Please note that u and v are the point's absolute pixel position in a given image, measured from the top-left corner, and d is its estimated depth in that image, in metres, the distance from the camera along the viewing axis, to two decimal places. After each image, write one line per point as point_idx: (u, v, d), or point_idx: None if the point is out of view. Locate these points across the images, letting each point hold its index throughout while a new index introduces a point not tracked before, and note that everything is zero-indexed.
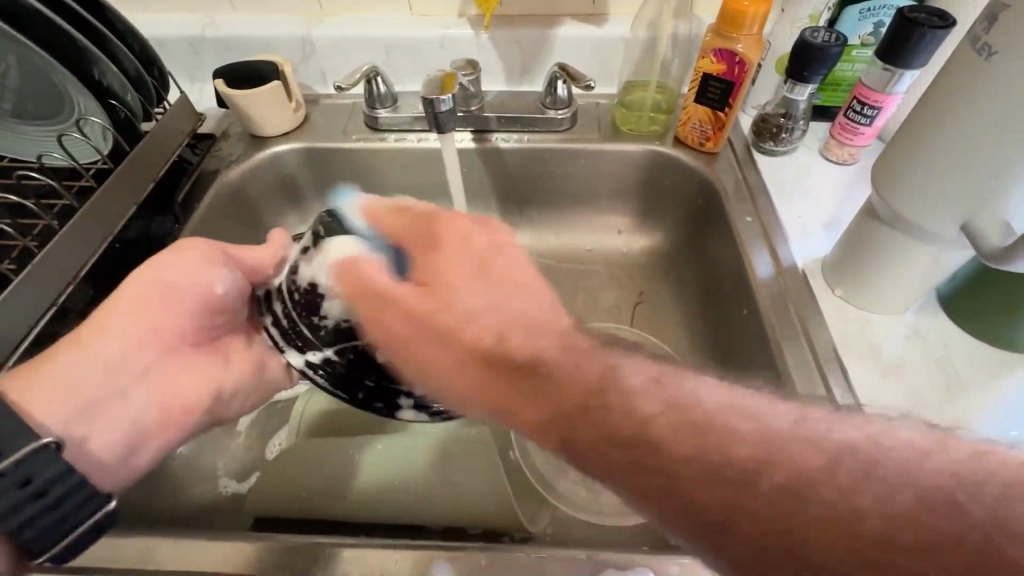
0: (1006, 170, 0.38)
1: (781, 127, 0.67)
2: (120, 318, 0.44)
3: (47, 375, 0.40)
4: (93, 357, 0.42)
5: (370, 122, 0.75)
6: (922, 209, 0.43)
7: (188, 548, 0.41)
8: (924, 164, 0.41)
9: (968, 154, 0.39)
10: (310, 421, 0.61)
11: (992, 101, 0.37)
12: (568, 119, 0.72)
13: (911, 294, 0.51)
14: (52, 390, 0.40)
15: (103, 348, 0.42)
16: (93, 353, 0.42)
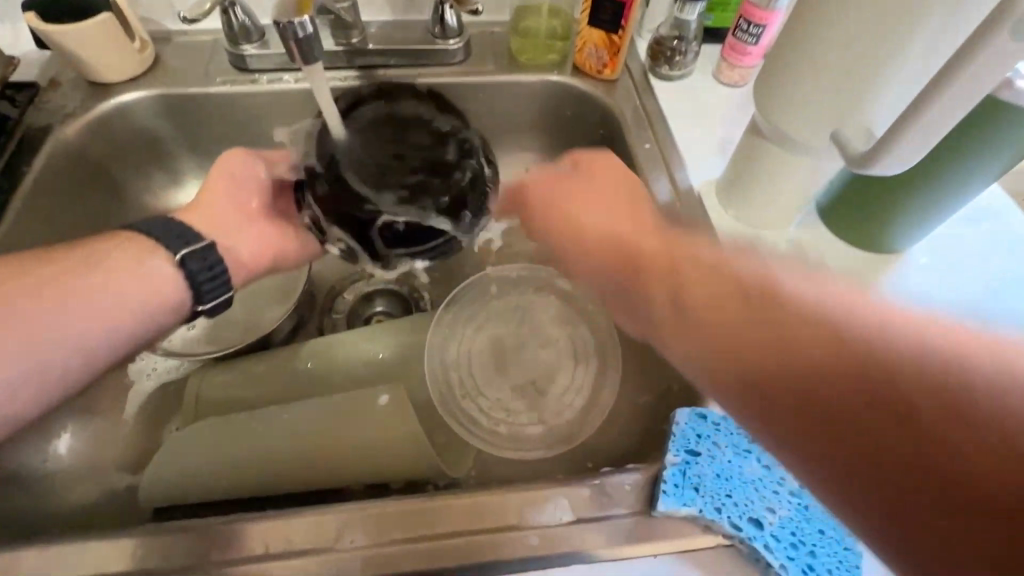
0: (871, 74, 0.39)
1: (675, 50, 0.66)
2: (227, 190, 0.55)
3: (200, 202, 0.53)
4: (217, 207, 0.53)
5: (236, 62, 0.65)
6: (800, 123, 0.44)
7: (63, 553, 0.37)
8: (799, 77, 0.42)
9: (836, 62, 0.40)
10: (203, 400, 0.55)
11: (855, 5, 0.37)
12: (460, 51, 0.67)
13: (793, 208, 0.54)
14: (204, 213, 0.53)
15: (226, 212, 0.54)
16: (214, 202, 0.54)
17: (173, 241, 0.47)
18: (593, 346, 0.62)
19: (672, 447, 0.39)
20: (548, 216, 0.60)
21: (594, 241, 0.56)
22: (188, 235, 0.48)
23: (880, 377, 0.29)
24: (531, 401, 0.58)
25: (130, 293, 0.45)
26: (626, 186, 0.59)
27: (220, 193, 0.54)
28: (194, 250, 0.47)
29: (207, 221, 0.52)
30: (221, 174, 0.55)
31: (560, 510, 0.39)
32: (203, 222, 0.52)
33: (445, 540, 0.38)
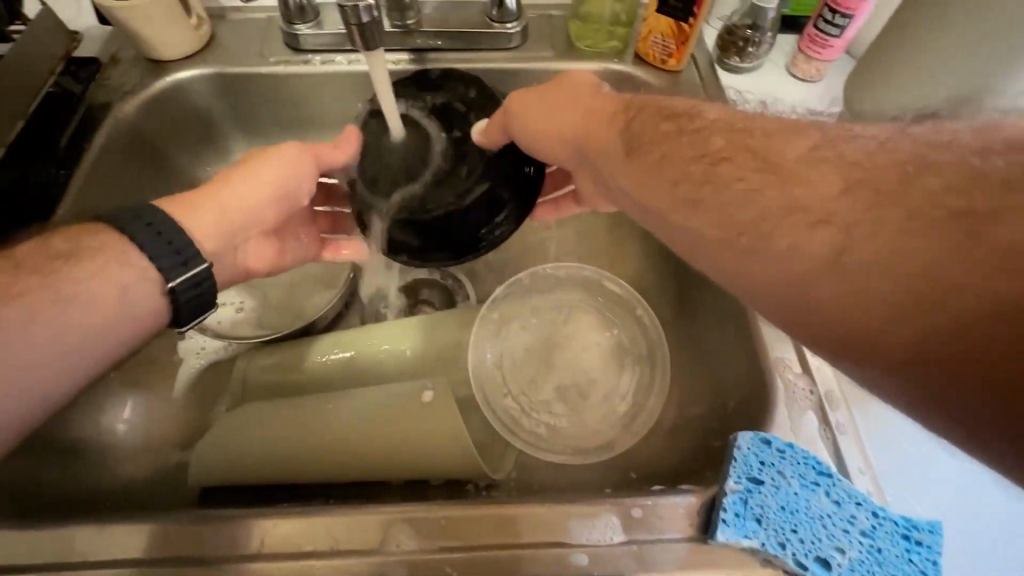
0: None
1: (748, 41, 0.62)
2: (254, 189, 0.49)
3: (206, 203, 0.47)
4: (228, 216, 0.48)
5: (290, 41, 0.64)
6: None
7: (119, 534, 0.38)
8: None
9: None
10: (250, 383, 0.56)
11: None
12: (517, 35, 0.65)
13: None
14: (210, 217, 0.47)
15: (238, 213, 0.48)
16: (223, 212, 0.48)
17: (168, 259, 0.42)
18: (640, 351, 0.59)
19: (733, 473, 0.37)
20: (552, 149, 0.47)
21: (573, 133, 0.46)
22: (187, 252, 0.43)
23: (896, 254, 0.28)
24: (574, 404, 0.57)
25: (109, 320, 0.41)
26: (645, 122, 0.43)
27: (228, 196, 0.48)
28: (190, 272, 0.43)
29: (209, 228, 0.47)
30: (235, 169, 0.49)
31: (611, 528, 0.38)
32: (204, 231, 0.47)
33: (491, 552, 0.37)
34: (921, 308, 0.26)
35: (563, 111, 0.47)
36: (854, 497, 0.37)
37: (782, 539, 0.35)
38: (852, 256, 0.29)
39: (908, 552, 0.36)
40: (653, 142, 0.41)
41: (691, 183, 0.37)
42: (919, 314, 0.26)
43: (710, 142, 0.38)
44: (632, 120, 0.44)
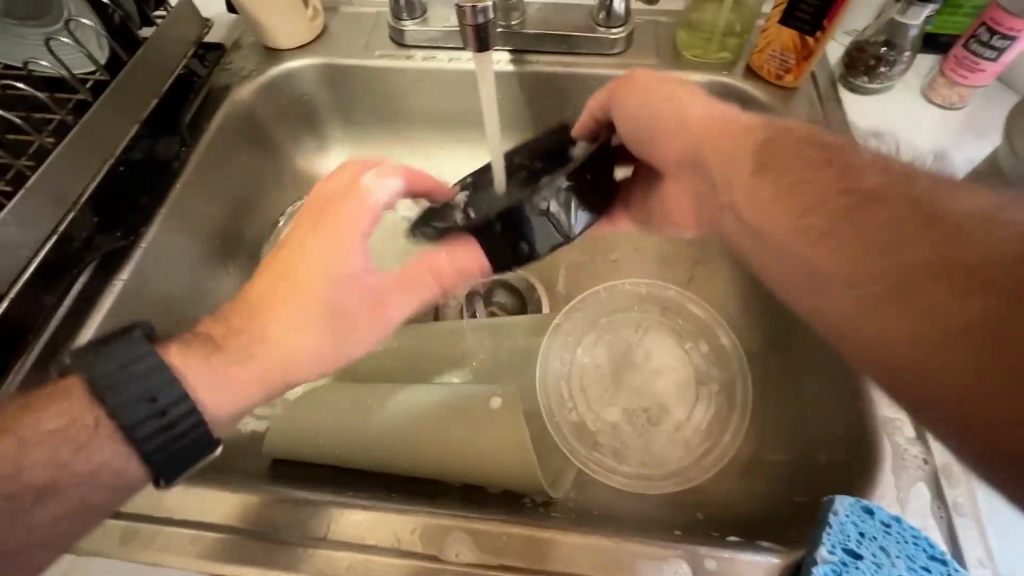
0: None
1: (881, 59, 0.56)
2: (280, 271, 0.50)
3: (263, 322, 0.49)
4: (295, 325, 0.49)
5: (396, 36, 0.66)
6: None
7: (200, 498, 0.40)
8: None
9: None
10: (326, 364, 0.58)
11: None
12: (622, 40, 0.62)
13: None
14: (226, 387, 0.48)
15: (294, 367, 0.49)
16: (286, 316, 0.48)
17: (156, 438, 0.36)
18: (719, 381, 0.56)
19: (827, 540, 0.33)
20: (673, 139, 0.47)
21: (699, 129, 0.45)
22: (174, 412, 0.36)
23: (972, 320, 0.28)
24: (643, 430, 0.54)
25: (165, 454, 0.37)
26: (789, 143, 0.41)
27: (272, 318, 0.49)
28: (194, 460, 0.38)
29: (239, 399, 0.48)
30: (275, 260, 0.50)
31: (680, 575, 0.35)
32: (225, 405, 0.48)
33: None
34: (947, 351, 0.29)
35: (696, 101, 0.47)
36: None
37: None
38: (912, 304, 0.31)
39: None
40: (788, 165, 0.40)
41: (812, 197, 0.38)
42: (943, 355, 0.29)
43: (847, 158, 0.39)
44: (772, 137, 0.42)
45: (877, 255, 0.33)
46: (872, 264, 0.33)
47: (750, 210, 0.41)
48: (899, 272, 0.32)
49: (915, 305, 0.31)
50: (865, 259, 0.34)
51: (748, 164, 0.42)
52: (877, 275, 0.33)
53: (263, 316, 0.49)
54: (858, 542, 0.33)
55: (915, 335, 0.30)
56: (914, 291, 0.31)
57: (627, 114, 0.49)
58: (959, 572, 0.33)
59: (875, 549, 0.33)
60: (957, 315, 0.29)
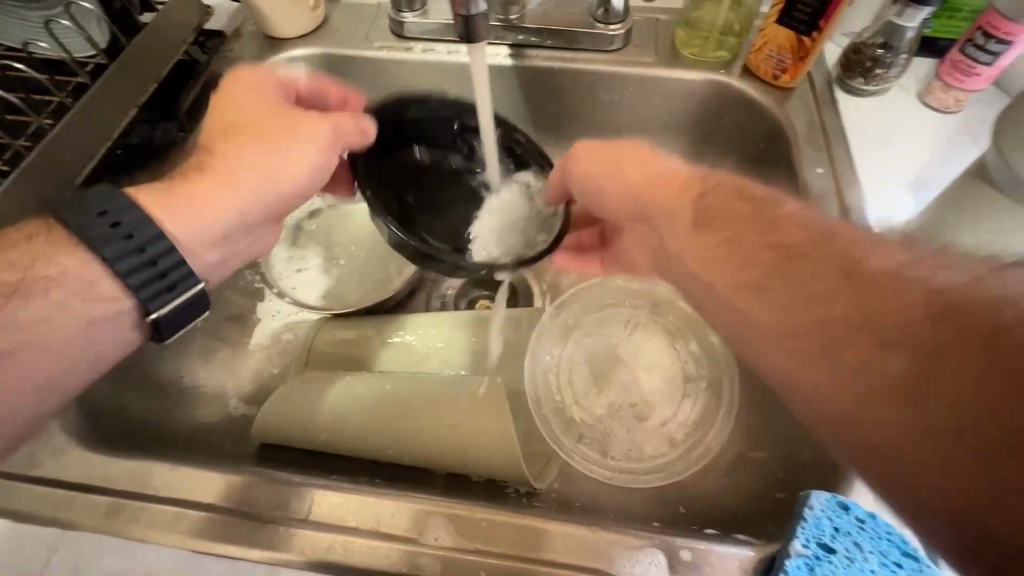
0: None
1: (877, 61, 0.56)
2: (235, 100, 0.47)
3: (215, 175, 0.43)
4: (271, 180, 0.44)
5: (396, 28, 0.66)
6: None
7: (185, 477, 0.41)
8: None
9: None
10: (317, 351, 0.59)
11: None
12: (620, 37, 0.63)
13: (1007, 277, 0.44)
14: (191, 213, 0.42)
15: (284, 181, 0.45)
16: (226, 172, 0.43)
17: (153, 285, 0.38)
18: (706, 379, 0.56)
19: (801, 534, 0.34)
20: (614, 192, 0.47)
21: (636, 193, 0.46)
22: (174, 274, 0.38)
23: (993, 413, 0.26)
24: (628, 426, 0.54)
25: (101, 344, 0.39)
26: (722, 199, 0.42)
27: (235, 169, 0.43)
28: (166, 301, 0.38)
29: (194, 233, 0.42)
30: (248, 84, 0.48)
31: (655, 565, 0.35)
32: (185, 228, 0.42)
33: (525, 563, 0.36)
34: (960, 450, 0.26)
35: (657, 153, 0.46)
36: None
37: None
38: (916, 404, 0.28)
39: None
40: (724, 217, 0.41)
41: (774, 279, 0.36)
42: (922, 445, 0.28)
43: (786, 231, 0.38)
44: (712, 192, 0.43)
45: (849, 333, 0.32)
46: (852, 368, 0.31)
47: (707, 271, 0.40)
48: (890, 361, 0.30)
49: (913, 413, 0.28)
50: (847, 356, 0.31)
51: (691, 213, 0.42)
52: (859, 368, 0.31)
53: (211, 173, 0.43)
54: (832, 539, 0.33)
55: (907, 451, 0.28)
56: (901, 394, 0.29)
57: (586, 181, 0.47)
58: (933, 571, 0.33)
59: (849, 546, 0.33)
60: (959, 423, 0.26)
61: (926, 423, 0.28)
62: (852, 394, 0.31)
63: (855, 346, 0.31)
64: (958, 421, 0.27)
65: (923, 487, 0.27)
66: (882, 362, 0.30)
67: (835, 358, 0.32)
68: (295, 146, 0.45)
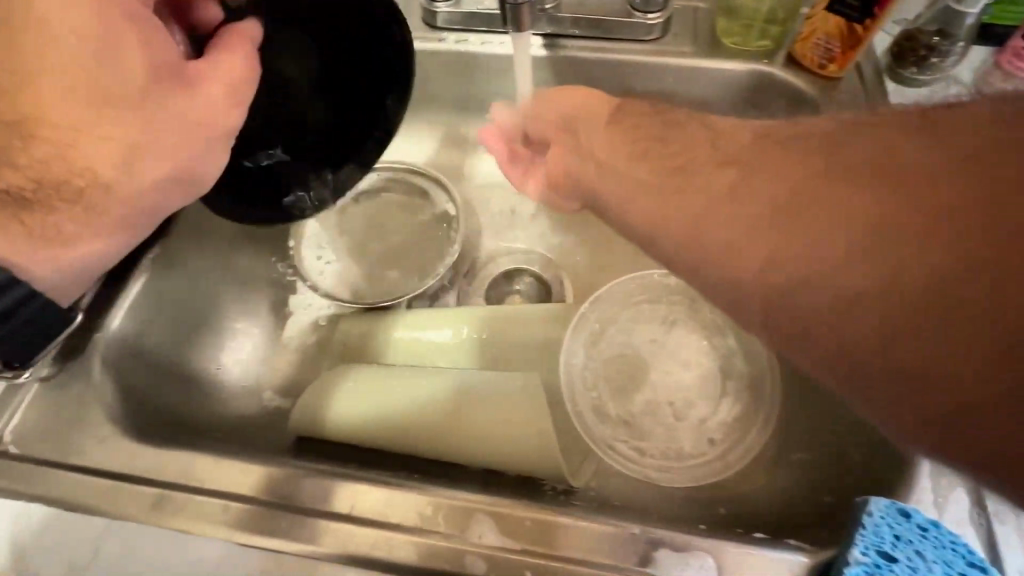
0: None
1: (933, 49, 0.54)
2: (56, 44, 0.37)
3: (102, 213, 0.42)
4: (95, 166, 0.40)
5: (429, 19, 0.65)
6: None
7: (227, 468, 0.41)
8: None
9: None
10: (351, 344, 0.59)
11: None
12: (659, 26, 0.61)
13: None
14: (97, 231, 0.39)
15: (167, 201, 0.44)
16: (113, 211, 0.42)
17: None
18: (745, 378, 0.55)
19: (860, 541, 0.32)
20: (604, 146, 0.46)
21: (602, 149, 0.46)
22: None
23: (1011, 324, 0.24)
24: (666, 424, 0.54)
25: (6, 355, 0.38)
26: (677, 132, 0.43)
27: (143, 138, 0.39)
28: (8, 318, 0.41)
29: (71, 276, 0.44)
30: (106, 31, 0.40)
31: (704, 569, 0.34)
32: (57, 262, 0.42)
33: (564, 566, 0.36)
34: (979, 375, 0.25)
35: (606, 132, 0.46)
36: None
37: None
38: (944, 322, 0.26)
39: None
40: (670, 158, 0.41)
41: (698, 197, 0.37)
42: (967, 340, 0.25)
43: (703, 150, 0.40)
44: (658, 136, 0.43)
45: (848, 275, 0.29)
46: (821, 280, 0.30)
47: (662, 214, 0.39)
48: (887, 256, 0.28)
49: (916, 355, 0.27)
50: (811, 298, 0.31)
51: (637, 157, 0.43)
52: (831, 305, 0.30)
53: (102, 215, 0.42)
54: (894, 545, 0.32)
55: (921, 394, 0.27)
56: (893, 332, 0.27)
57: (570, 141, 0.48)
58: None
59: (911, 553, 0.32)
60: (967, 365, 0.25)
61: (931, 351, 0.26)
62: (847, 257, 0.29)
63: (834, 276, 0.30)
64: (984, 274, 0.25)
65: (928, 363, 0.27)
66: (876, 289, 0.28)
67: (836, 216, 0.30)
68: (202, 87, 0.41)
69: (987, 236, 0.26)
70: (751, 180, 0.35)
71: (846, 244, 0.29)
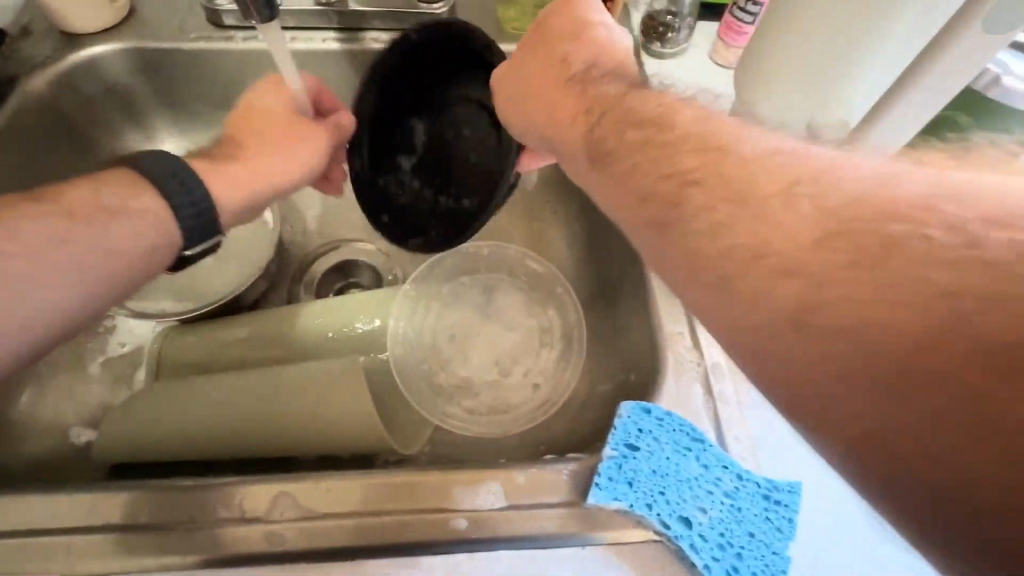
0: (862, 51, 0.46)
1: (668, 26, 0.63)
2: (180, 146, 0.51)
3: (248, 177, 0.49)
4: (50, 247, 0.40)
5: (212, 18, 0.63)
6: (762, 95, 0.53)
7: (2, 507, 0.38)
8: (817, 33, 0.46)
9: (823, 34, 0.46)
10: (166, 360, 0.56)
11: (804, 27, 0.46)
12: (444, 16, 0.65)
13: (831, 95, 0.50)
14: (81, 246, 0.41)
15: (282, 174, 0.50)
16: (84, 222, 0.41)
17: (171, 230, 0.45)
18: (559, 328, 0.61)
19: (611, 440, 0.39)
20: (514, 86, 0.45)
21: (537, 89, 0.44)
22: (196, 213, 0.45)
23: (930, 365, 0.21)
24: (492, 381, 0.58)
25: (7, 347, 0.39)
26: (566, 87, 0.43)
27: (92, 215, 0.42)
28: (205, 240, 0.47)
29: (250, 200, 0.49)
30: (283, 104, 0.53)
31: (494, 494, 0.38)
32: (234, 194, 0.48)
33: (371, 520, 0.38)
34: (936, 433, 0.21)
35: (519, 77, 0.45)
36: (724, 462, 0.39)
37: (652, 501, 0.37)
38: (858, 361, 0.23)
39: (767, 512, 0.38)
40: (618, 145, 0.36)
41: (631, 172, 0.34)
42: (886, 392, 0.22)
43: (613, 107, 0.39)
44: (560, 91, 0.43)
45: (773, 313, 0.25)
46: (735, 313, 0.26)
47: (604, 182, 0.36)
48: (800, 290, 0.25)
49: (866, 422, 0.22)
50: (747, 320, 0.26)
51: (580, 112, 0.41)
52: (750, 335, 0.26)
53: (244, 164, 0.49)
54: (636, 437, 0.39)
55: (873, 459, 0.22)
56: (811, 386, 0.24)
57: (506, 77, 0.46)
58: (715, 449, 0.39)
59: (649, 442, 0.39)
60: (890, 416, 0.22)
61: (852, 409, 0.22)
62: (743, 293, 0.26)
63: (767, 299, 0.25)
64: (945, 332, 0.21)
65: (866, 429, 0.22)
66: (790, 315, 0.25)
67: (751, 232, 0.27)
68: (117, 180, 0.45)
69: (995, 418, 0.20)
70: (666, 150, 0.33)
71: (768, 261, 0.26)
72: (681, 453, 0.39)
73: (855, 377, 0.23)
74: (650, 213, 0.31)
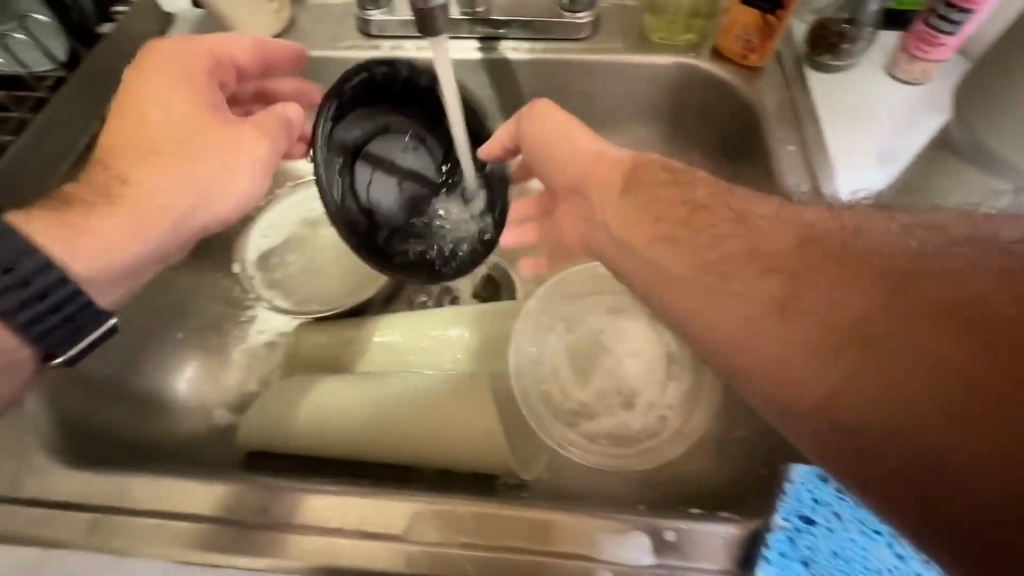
0: None
1: (844, 36, 0.56)
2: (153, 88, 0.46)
3: (127, 197, 0.43)
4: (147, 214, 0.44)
5: (363, 27, 0.65)
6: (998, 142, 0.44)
7: (164, 487, 0.41)
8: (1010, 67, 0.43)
9: None
10: (302, 356, 0.59)
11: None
12: (589, 26, 0.62)
13: None
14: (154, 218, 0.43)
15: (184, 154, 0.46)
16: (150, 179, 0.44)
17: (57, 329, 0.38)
18: (689, 363, 0.56)
19: (783, 508, 0.34)
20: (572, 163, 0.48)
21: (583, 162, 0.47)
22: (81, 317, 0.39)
23: (959, 391, 0.25)
24: (615, 412, 0.54)
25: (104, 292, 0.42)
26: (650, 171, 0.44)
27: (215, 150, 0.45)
28: (89, 331, 0.40)
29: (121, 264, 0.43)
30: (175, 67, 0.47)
31: (639, 547, 0.35)
32: (142, 209, 0.43)
33: (510, 558, 0.36)
34: (958, 458, 0.24)
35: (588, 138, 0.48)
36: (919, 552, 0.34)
37: None
38: (907, 392, 0.26)
39: None
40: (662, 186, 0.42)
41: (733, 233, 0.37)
42: (902, 406, 0.26)
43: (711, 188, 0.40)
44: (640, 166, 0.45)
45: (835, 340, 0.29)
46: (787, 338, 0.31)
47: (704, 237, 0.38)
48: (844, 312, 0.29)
49: (895, 445, 0.26)
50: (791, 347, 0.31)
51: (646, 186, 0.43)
52: (807, 363, 0.30)
53: (148, 153, 0.44)
54: (816, 510, 0.34)
55: (922, 494, 0.25)
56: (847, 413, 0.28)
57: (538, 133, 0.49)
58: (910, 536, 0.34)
59: (830, 517, 0.34)
60: (931, 437, 0.25)
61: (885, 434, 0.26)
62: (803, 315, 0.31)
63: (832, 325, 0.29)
64: (972, 355, 0.25)
65: (909, 443, 0.25)
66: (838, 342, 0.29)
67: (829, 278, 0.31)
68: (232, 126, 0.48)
69: (1003, 441, 0.23)
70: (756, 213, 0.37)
71: (819, 284, 0.31)
72: (869, 537, 0.34)
73: (877, 395, 0.27)
74: (738, 241, 0.36)
